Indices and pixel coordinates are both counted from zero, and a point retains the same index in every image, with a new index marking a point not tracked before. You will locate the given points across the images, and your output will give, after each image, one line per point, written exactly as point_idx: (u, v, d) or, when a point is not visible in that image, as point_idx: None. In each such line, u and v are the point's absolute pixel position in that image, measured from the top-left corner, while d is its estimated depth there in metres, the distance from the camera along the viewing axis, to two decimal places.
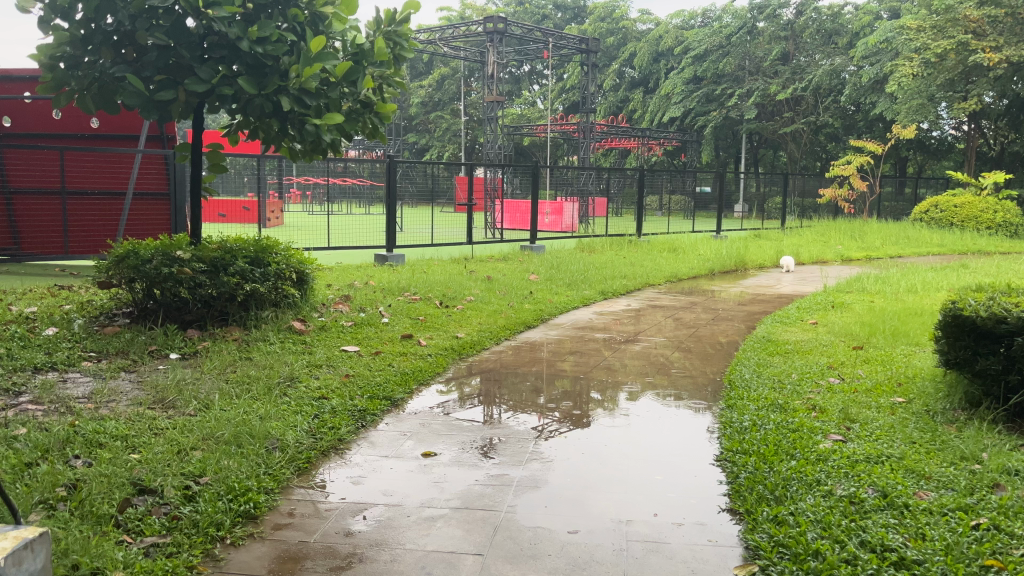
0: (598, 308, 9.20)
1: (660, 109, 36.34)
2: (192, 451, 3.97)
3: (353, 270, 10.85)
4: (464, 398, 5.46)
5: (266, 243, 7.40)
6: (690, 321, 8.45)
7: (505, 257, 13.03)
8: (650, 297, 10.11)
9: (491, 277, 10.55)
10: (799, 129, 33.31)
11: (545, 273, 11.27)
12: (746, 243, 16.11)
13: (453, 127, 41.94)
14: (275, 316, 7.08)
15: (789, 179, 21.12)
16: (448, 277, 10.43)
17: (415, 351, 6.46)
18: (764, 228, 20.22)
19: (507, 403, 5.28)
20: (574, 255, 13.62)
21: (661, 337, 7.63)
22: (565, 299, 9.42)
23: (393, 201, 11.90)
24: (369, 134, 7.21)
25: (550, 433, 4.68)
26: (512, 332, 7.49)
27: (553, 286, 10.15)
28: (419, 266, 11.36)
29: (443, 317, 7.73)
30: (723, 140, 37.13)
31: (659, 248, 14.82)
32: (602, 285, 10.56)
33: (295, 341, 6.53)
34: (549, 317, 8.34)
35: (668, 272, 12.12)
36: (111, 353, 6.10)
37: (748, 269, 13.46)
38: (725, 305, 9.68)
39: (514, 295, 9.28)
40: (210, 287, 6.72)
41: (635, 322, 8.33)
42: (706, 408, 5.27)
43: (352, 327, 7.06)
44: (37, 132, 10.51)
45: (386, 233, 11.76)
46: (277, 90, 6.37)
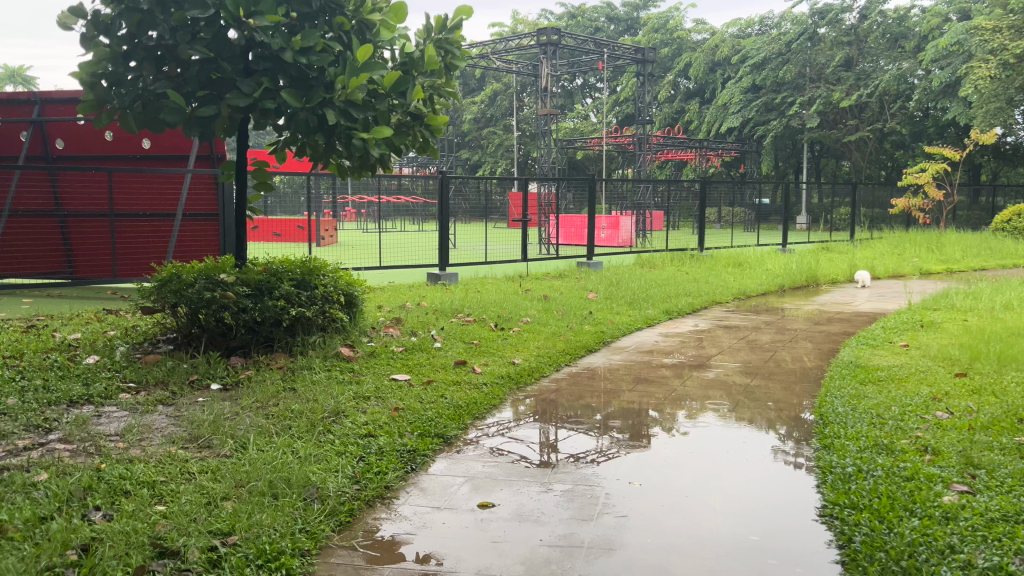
0: (664, 329, 8.61)
1: (717, 120, 35.47)
2: (223, 502, 3.56)
3: (405, 290, 10.47)
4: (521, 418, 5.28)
5: (313, 264, 7.04)
6: (765, 343, 7.81)
7: (561, 274, 12.53)
8: (718, 317, 9.46)
9: (548, 296, 10.03)
10: (865, 138, 32.08)
11: (605, 291, 10.72)
12: (817, 256, 15.27)
13: (506, 143, 41.79)
14: (323, 341, 6.70)
15: (858, 189, 20.13)
16: (504, 296, 9.96)
17: (470, 380, 5.98)
18: (833, 240, 19.27)
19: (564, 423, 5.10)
20: (634, 271, 13.04)
21: (734, 361, 7.01)
22: (628, 319, 8.85)
23: (446, 218, 11.50)
24: (420, 149, 6.80)
25: (609, 455, 4.50)
26: (573, 357, 6.97)
27: (614, 306, 9.59)
28: (473, 286, 10.92)
29: (500, 341, 7.23)
30: (784, 150, 36.02)
31: (723, 263, 14.11)
32: (666, 303, 9.96)
33: (343, 370, 6.11)
34: (612, 340, 7.79)
35: (735, 289, 11.44)
36: (150, 384, 5.77)
37: (820, 284, 12.67)
38: (801, 324, 8.97)
39: (574, 315, 8.76)
40: (255, 312, 6.37)
41: (705, 345, 7.72)
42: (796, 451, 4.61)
43: (403, 354, 6.61)
44: (90, 154, 10.45)
45: (438, 251, 11.37)
46: (322, 103, 6.02)
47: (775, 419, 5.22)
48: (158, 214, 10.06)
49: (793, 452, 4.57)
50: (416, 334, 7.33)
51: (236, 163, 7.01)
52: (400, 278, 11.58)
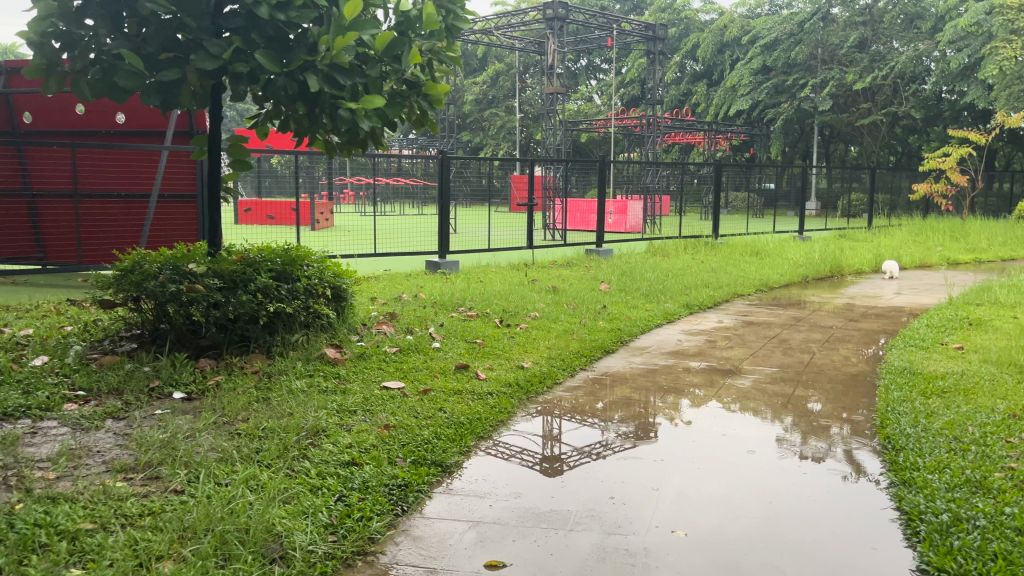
0: (685, 326, 7.81)
1: (725, 102, 34.50)
2: (160, 565, 2.79)
3: (401, 279, 9.67)
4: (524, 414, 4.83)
5: (295, 253, 6.23)
6: (799, 343, 7.03)
7: (569, 263, 11.73)
8: (742, 311, 8.67)
9: (557, 287, 9.23)
10: (878, 121, 31.14)
11: (617, 281, 9.93)
12: (837, 245, 14.45)
13: (508, 125, 40.82)
14: (306, 340, 5.92)
15: (877, 173, 19.27)
16: (509, 287, 9.17)
17: (473, 388, 5.20)
18: (851, 228, 18.44)
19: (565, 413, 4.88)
20: (647, 260, 12.24)
21: (769, 364, 6.24)
22: (646, 314, 8.05)
23: (445, 202, 10.67)
24: (416, 123, 5.96)
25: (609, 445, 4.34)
26: (588, 360, 6.19)
27: (629, 298, 8.81)
28: (475, 275, 10.11)
29: (505, 340, 6.44)
30: (794, 134, 35.08)
31: (740, 252, 13.29)
32: (685, 297, 9.16)
33: (327, 376, 5.33)
34: (631, 339, 7.00)
35: (757, 280, 10.63)
36: (103, 392, 4.99)
37: (845, 275, 11.86)
38: (834, 321, 8.18)
39: (586, 309, 7.98)
40: (226, 307, 5.58)
41: (734, 345, 6.93)
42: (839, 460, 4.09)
43: (396, 356, 5.82)
44: (60, 129, 9.61)
45: (438, 237, 10.55)
46: (303, 67, 5.19)
47: (831, 439, 4.45)
48: (132, 195, 9.25)
49: (799, 440, 4.44)
50: (412, 332, 6.53)
51: (209, 138, 6.18)
52: (395, 266, 10.78)
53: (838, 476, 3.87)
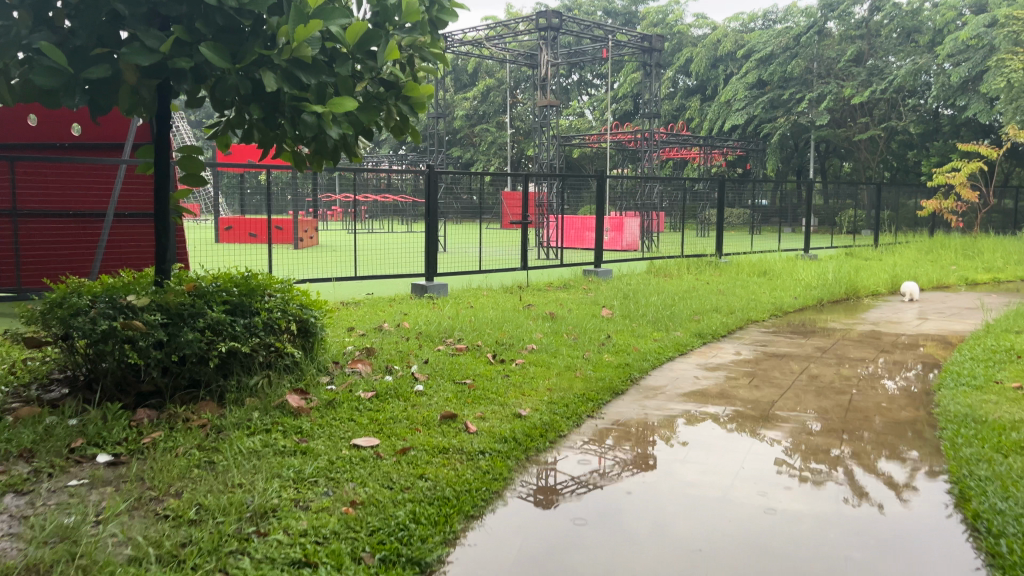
0: (700, 359, 6.97)
1: (720, 117, 33.91)
2: None
3: (384, 305, 8.81)
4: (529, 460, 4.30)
5: (256, 282, 5.37)
6: (832, 381, 6.19)
7: (566, 285, 10.90)
8: (761, 341, 7.84)
9: (555, 314, 8.38)
10: (876, 136, 30.58)
11: (620, 306, 9.10)
12: (849, 264, 13.70)
13: (499, 141, 40.13)
14: (267, 384, 5.05)
15: (882, 189, 18.60)
16: (503, 314, 8.32)
17: (462, 446, 4.34)
18: (857, 246, 17.72)
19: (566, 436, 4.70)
20: (649, 281, 11.44)
21: (805, 409, 5.40)
22: (655, 346, 7.21)
23: (432, 220, 9.84)
24: (397, 130, 5.11)
25: (608, 469, 4.20)
26: (596, 405, 5.32)
27: (635, 327, 7.97)
28: (465, 300, 9.26)
29: (499, 381, 5.59)
30: (790, 149, 34.51)
31: (748, 273, 12.50)
32: (695, 324, 8.33)
33: (288, 432, 4.46)
34: (643, 378, 6.15)
35: (770, 304, 9.82)
36: (12, 456, 4.09)
37: (861, 298, 11.08)
38: (864, 351, 7.37)
39: (590, 341, 7.12)
40: (168, 347, 4.69)
41: (759, 385, 6.08)
42: (853, 488, 3.92)
43: (371, 404, 4.96)
44: (11, 141, 8.69)
45: (424, 258, 9.71)
46: (259, 64, 4.37)
47: (840, 468, 4.19)
48: (86, 214, 8.36)
49: (799, 461, 4.30)
50: (391, 372, 5.67)
51: (155, 149, 5.33)
52: (378, 290, 9.91)
53: (839, 500, 3.75)
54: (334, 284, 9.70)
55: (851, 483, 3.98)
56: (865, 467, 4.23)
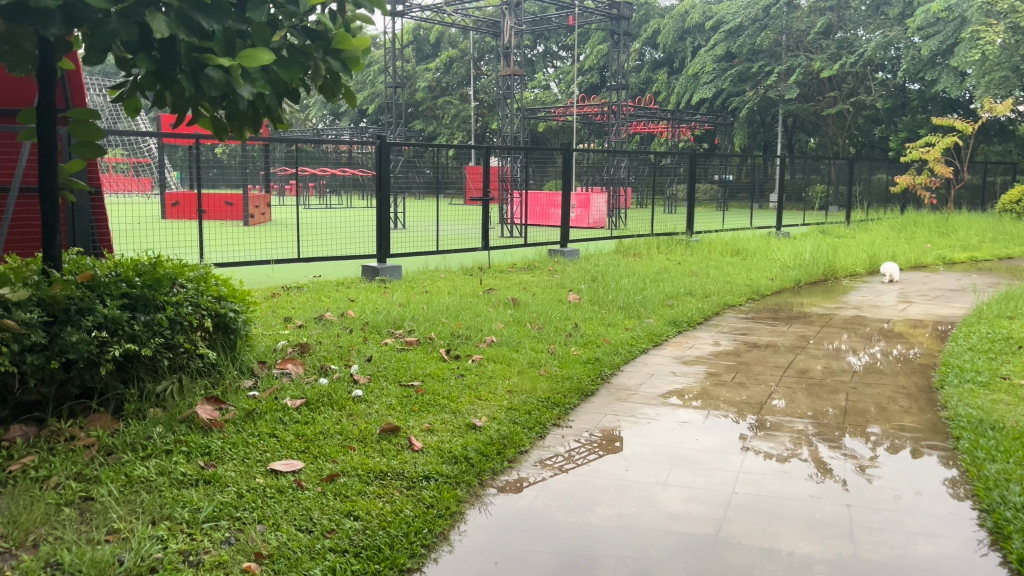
0: (677, 351, 6.30)
1: (688, 91, 33.28)
2: None
3: (330, 290, 8.02)
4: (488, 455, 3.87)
5: (163, 271, 4.55)
6: (823, 378, 5.58)
7: (531, 266, 10.18)
8: (740, 329, 7.21)
9: (517, 300, 7.65)
10: (845, 110, 30.24)
11: (588, 290, 8.41)
12: (825, 243, 13.22)
13: (463, 113, 39.13)
14: (173, 393, 4.25)
15: (854, 164, 18.15)
16: (460, 300, 7.59)
17: (403, 470, 3.64)
18: (829, 224, 17.28)
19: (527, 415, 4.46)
20: (619, 262, 10.77)
21: (798, 412, 4.78)
22: (627, 337, 6.52)
23: (384, 196, 9.02)
24: (327, 92, 4.31)
25: (571, 446, 4.12)
26: (562, 413, 4.62)
27: (605, 315, 7.28)
28: (420, 284, 8.50)
29: (452, 384, 4.88)
30: (758, 124, 34.07)
31: (721, 253, 11.90)
32: (669, 311, 7.67)
33: (192, 454, 3.69)
34: (615, 376, 5.46)
35: (746, 287, 9.22)
36: None
37: (840, 279, 10.56)
38: (851, 340, 6.80)
39: (555, 332, 6.41)
40: (47, 353, 3.84)
41: (743, 382, 5.44)
42: (817, 465, 3.88)
43: (298, 415, 4.22)
44: None
45: (376, 238, 8.91)
46: (148, 4, 3.54)
47: (806, 446, 4.15)
48: None
49: (763, 439, 4.25)
50: (326, 373, 4.91)
51: (37, 112, 4.37)
52: (325, 273, 9.10)
53: (805, 478, 3.69)
54: (277, 267, 8.85)
55: (815, 460, 3.95)
56: (864, 474, 3.78)
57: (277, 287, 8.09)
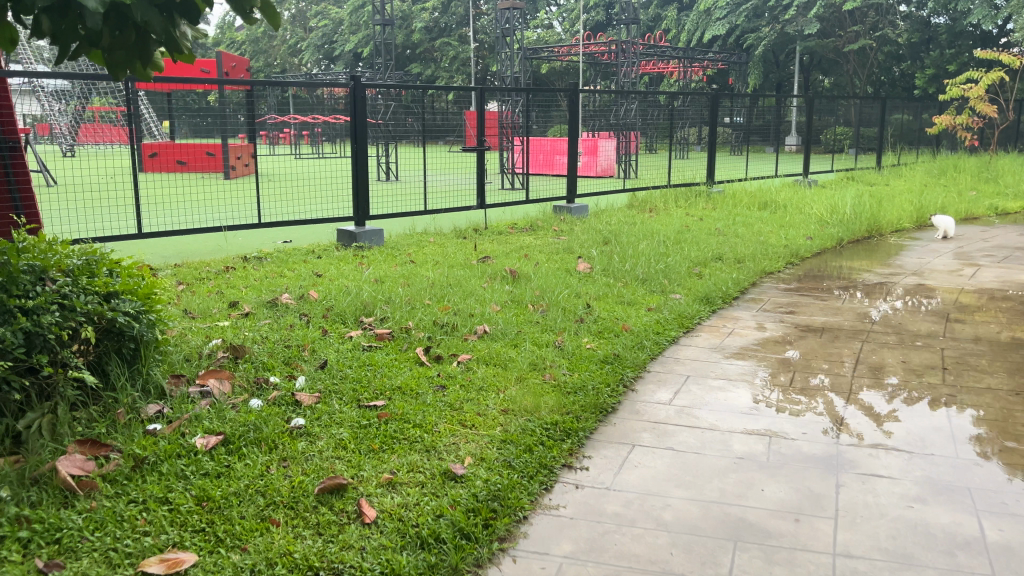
0: (713, 340, 5.08)
1: (700, 28, 31.39)
2: None
3: (297, 262, 6.79)
4: (469, 529, 2.69)
5: (25, 263, 3.23)
6: (907, 378, 4.38)
7: (534, 227, 8.93)
8: (786, 306, 5.98)
9: (518, 273, 6.41)
10: (867, 46, 28.51)
11: (600, 257, 7.17)
12: (862, 192, 11.88)
13: (462, 56, 37.32)
14: (35, 439, 3.00)
15: (887, 104, 16.71)
16: (448, 273, 6.37)
17: (343, 567, 2.46)
18: (859, 170, 15.87)
19: (526, 447, 3.32)
20: (634, 219, 9.52)
21: (883, 424, 3.70)
22: (652, 321, 5.29)
23: (361, 149, 7.66)
24: (238, 4, 2.89)
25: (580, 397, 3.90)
26: (576, 448, 3.40)
27: (623, 292, 6.04)
28: (405, 252, 7.26)
29: (428, 404, 3.67)
30: (773, 63, 32.23)
31: (747, 206, 10.62)
32: (697, 283, 6.44)
33: (32, 545, 2.49)
34: (642, 384, 4.24)
35: (783, 249, 7.95)
36: None
37: (886, 236, 9.28)
38: (923, 321, 5.56)
39: (563, 321, 5.17)
40: None
41: (804, 385, 4.25)
42: (835, 420, 3.75)
43: (207, 463, 3.01)
44: None
45: (354, 198, 7.66)
46: None
47: (823, 400, 4.01)
48: None
49: (779, 395, 4.09)
50: (260, 394, 3.68)
51: None
52: (296, 239, 7.86)
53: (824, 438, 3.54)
54: (237, 233, 7.60)
55: (832, 416, 3.81)
56: (881, 429, 3.64)
57: (234, 258, 6.88)
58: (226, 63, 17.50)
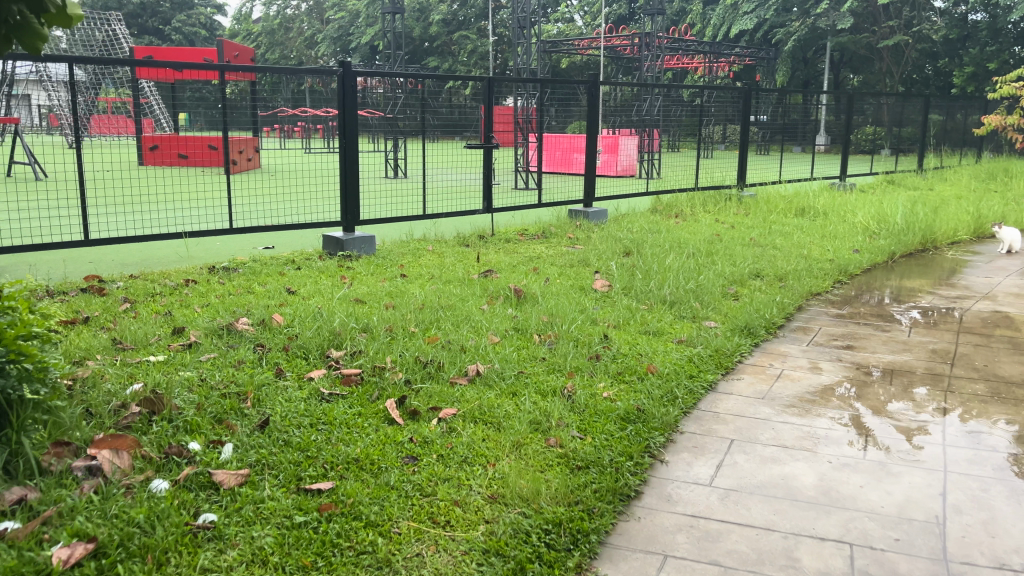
0: (759, 387, 4.13)
1: (726, 22, 30.28)
2: None
3: (270, 275, 5.92)
4: None
5: None
6: (1011, 439, 3.49)
7: (547, 234, 8.02)
8: (841, 340, 5.00)
9: (523, 293, 5.49)
10: (902, 42, 27.27)
11: (621, 273, 6.24)
12: (908, 198, 10.84)
13: (481, 49, 36.46)
14: None
15: (931, 102, 15.60)
16: (442, 292, 5.48)
17: None
18: (899, 173, 14.78)
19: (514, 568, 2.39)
20: (658, 225, 8.57)
21: (912, 435, 3.53)
22: (683, 360, 4.34)
23: (350, 146, 6.72)
24: None
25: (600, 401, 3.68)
26: (585, 565, 2.47)
27: (647, 319, 5.10)
28: (396, 265, 6.37)
29: (390, 488, 2.77)
30: (801, 59, 31.00)
31: (783, 212, 9.64)
32: (734, 307, 5.49)
33: None
34: (673, 452, 3.30)
35: (828, 264, 6.97)
36: None
37: (942, 249, 8.24)
38: (1011, 361, 4.59)
39: (575, 358, 4.24)
40: None
41: (867, 431, 3.57)
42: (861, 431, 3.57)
43: None
44: None
45: (342, 201, 6.78)
46: None
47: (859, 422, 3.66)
48: None
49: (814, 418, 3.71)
50: (167, 470, 2.78)
51: None
52: (277, 245, 7.01)
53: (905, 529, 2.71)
54: (210, 240, 6.73)
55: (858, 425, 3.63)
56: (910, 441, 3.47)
57: (200, 268, 6.03)
58: (228, 51, 16.69)
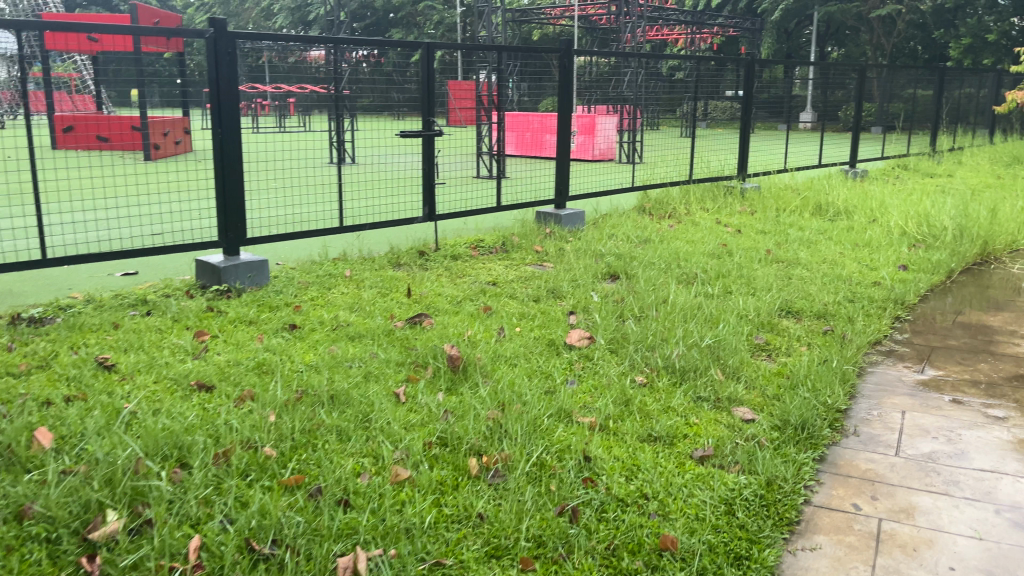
0: (851, 572, 2.38)
1: None
2: None
3: (97, 330, 4.07)
4: None
5: None
6: None
7: (508, 250, 6.21)
8: (944, 440, 3.26)
9: (463, 362, 3.67)
10: (894, 11, 25.54)
11: (606, 316, 4.45)
12: (939, 189, 9.17)
13: (448, 21, 34.21)
14: None
15: (943, 74, 13.91)
16: (339, 363, 3.65)
17: None
18: (911, 157, 13.12)
19: None
20: (648, 232, 6.81)
21: (985, 538, 2.57)
22: (716, 516, 2.56)
23: (232, 144, 4.86)
24: None
25: (576, 507, 2.57)
26: None
27: (649, 411, 3.34)
28: (291, 308, 4.54)
29: None
30: (785, 31, 29.23)
31: (797, 211, 7.94)
32: (772, 379, 3.73)
33: None
34: None
35: (878, 290, 5.23)
36: None
37: (1005, 261, 6.54)
38: None
39: (533, 520, 2.48)
40: None
41: (945, 554, 2.48)
42: (927, 541, 2.54)
43: None
44: None
45: (224, 218, 4.94)
46: None
47: None
48: None
49: (889, 555, 2.46)
50: None
51: None
52: (138, 277, 5.14)
53: None
54: (39, 285, 4.87)
55: (915, 526, 2.63)
56: (989, 552, 2.50)
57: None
58: (146, 20, 14.59)
